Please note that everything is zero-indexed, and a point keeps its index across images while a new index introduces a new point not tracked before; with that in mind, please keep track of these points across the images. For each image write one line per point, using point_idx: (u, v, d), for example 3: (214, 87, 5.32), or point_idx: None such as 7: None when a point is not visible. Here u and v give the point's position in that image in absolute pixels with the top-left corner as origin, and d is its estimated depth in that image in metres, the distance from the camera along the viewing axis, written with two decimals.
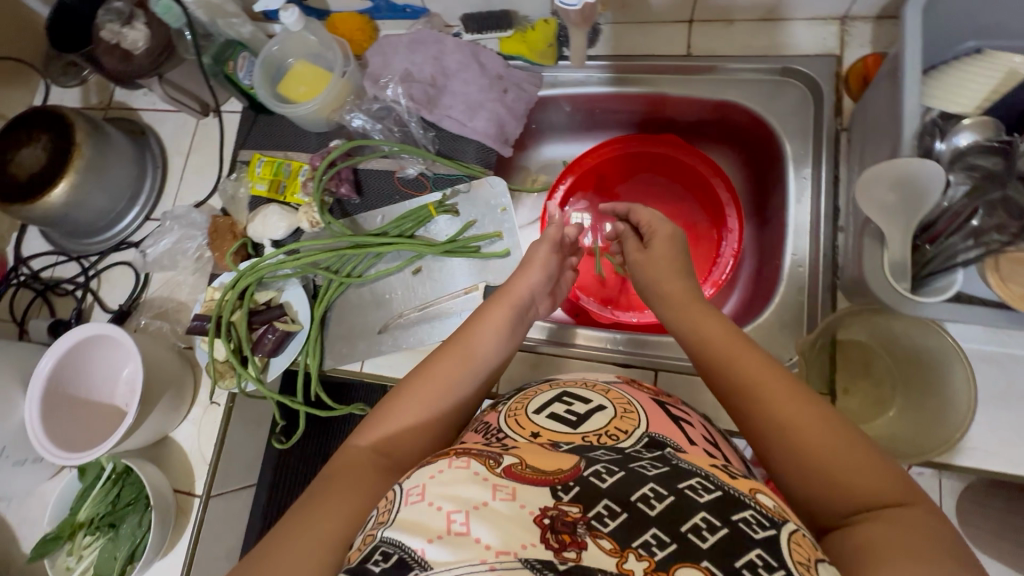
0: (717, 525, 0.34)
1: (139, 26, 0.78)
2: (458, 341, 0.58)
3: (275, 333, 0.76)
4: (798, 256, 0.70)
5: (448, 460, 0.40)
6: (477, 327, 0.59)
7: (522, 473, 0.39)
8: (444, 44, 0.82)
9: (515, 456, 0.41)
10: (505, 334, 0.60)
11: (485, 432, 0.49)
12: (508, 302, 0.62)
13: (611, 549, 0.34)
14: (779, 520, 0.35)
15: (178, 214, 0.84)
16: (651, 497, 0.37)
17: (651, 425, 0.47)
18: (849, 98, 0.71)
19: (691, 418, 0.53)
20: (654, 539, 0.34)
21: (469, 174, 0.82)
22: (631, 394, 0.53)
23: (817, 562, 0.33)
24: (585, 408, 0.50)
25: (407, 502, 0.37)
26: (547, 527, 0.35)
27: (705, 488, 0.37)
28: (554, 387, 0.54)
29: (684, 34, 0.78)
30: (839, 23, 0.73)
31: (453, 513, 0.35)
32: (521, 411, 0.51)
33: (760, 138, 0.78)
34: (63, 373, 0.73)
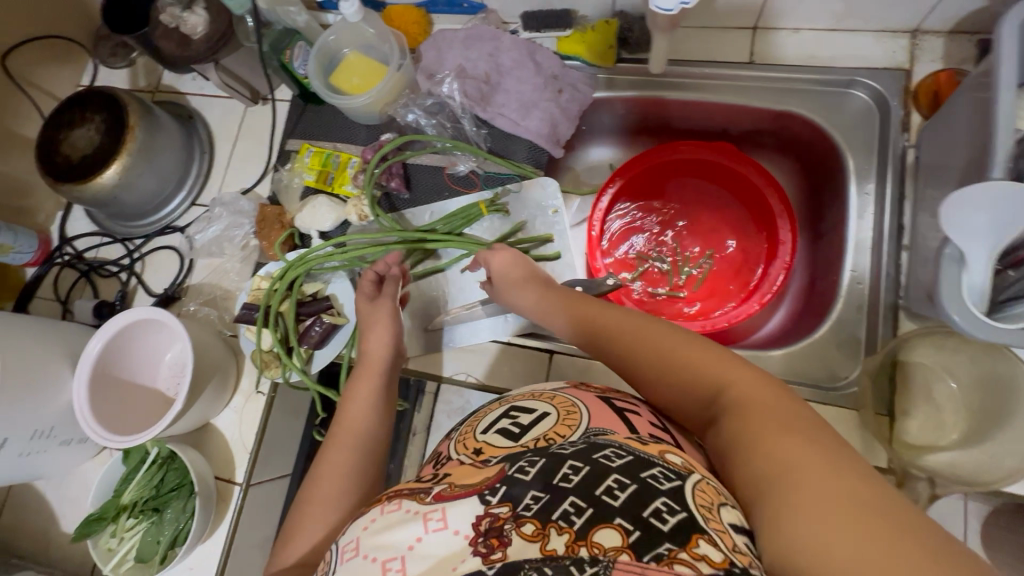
0: (627, 483, 0.38)
1: (199, 11, 0.77)
2: (339, 427, 0.61)
3: (322, 325, 0.76)
4: (857, 272, 0.70)
5: (381, 506, 0.42)
6: (351, 402, 0.63)
7: (452, 495, 0.40)
8: (500, 41, 0.81)
9: (443, 482, 0.43)
10: (377, 399, 0.64)
11: (435, 462, 0.50)
12: (374, 371, 0.67)
13: (533, 532, 0.37)
14: (685, 473, 0.40)
15: (226, 202, 0.85)
16: (569, 472, 0.40)
17: (592, 420, 0.47)
18: (918, 114, 0.70)
19: (638, 408, 0.51)
20: (572, 508, 0.38)
21: (520, 173, 0.81)
22: (576, 394, 0.52)
23: (720, 504, 0.37)
24: (530, 418, 0.49)
25: (343, 561, 0.39)
26: (479, 533, 0.37)
27: (618, 455, 0.41)
28: (503, 404, 0.54)
29: (747, 41, 0.77)
30: (910, 36, 0.72)
31: (389, 561, 0.37)
32: (469, 436, 0.50)
33: (820, 150, 0.77)
34: (111, 355, 0.74)
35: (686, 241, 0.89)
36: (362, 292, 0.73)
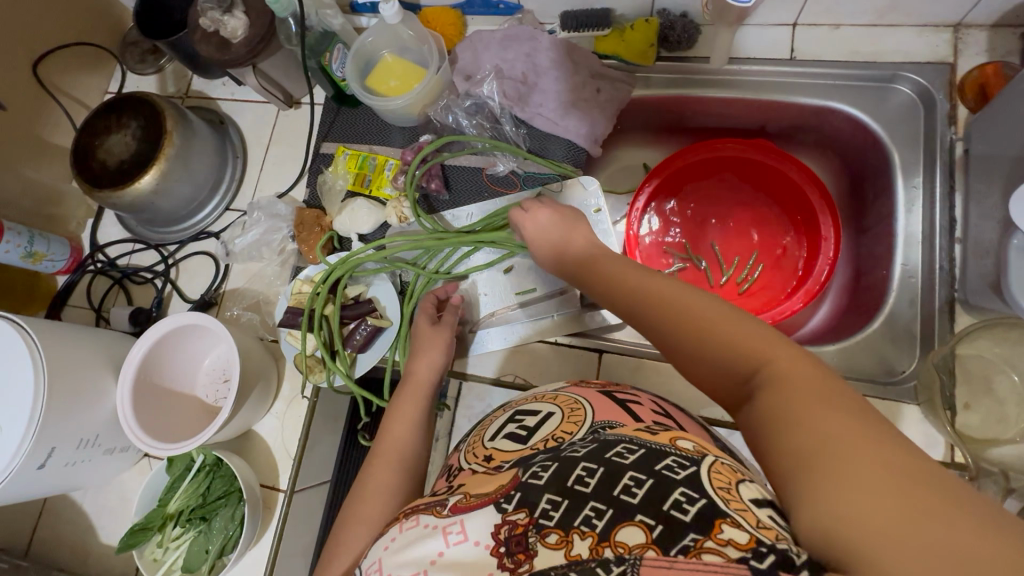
0: (644, 479, 0.37)
1: (239, 14, 0.76)
2: (380, 449, 0.60)
3: (366, 329, 0.75)
4: (909, 266, 0.69)
5: (398, 526, 0.41)
6: (393, 426, 0.62)
7: (467, 506, 0.40)
8: (538, 41, 0.81)
9: (460, 493, 0.42)
10: (420, 420, 0.63)
11: (448, 474, 0.52)
12: (419, 393, 0.66)
13: (557, 541, 0.35)
14: (698, 458, 0.39)
15: (263, 205, 0.84)
16: (585, 475, 0.38)
17: (596, 415, 0.49)
18: (964, 107, 0.70)
19: (640, 398, 0.55)
20: (592, 512, 0.36)
21: (560, 173, 0.80)
22: (578, 393, 0.54)
23: (737, 484, 0.37)
24: (535, 421, 0.52)
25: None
26: (503, 553, 0.35)
27: (630, 451, 0.40)
28: (507, 411, 0.57)
29: (787, 37, 0.77)
30: (952, 30, 0.72)
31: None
32: (477, 444, 0.53)
33: (862, 145, 0.77)
34: (152, 362, 0.73)
35: (725, 239, 0.89)
36: (424, 317, 0.73)
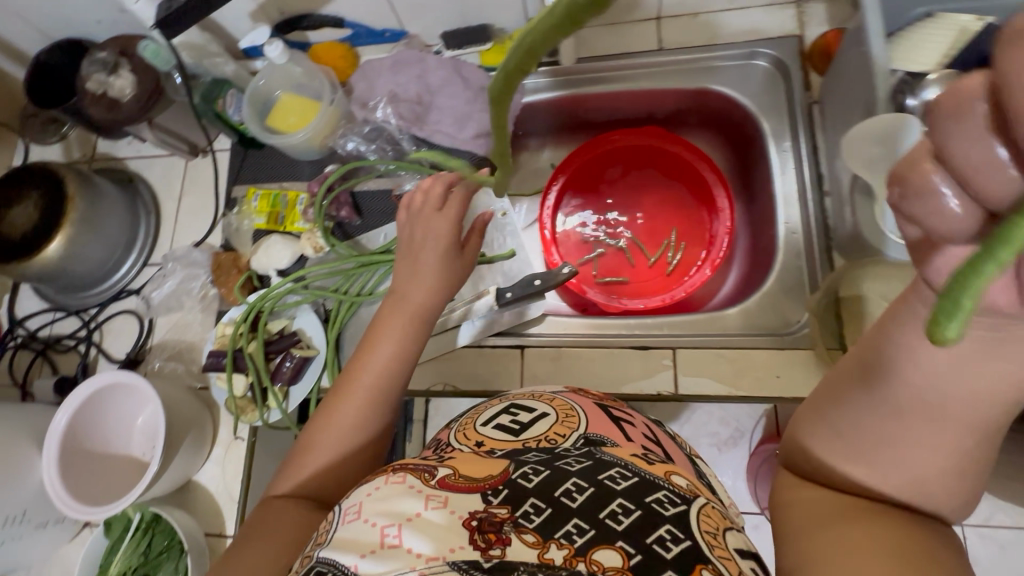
0: (631, 508, 0.41)
1: (125, 74, 0.79)
2: (352, 375, 0.58)
3: (293, 360, 0.76)
4: (791, 224, 0.73)
5: (384, 477, 0.43)
6: (376, 348, 0.58)
7: (455, 484, 0.42)
8: (426, 63, 0.84)
9: (448, 468, 0.45)
10: (400, 356, 0.59)
11: (435, 448, 0.54)
12: (408, 320, 0.61)
13: (533, 541, 0.38)
14: (690, 497, 0.43)
15: (178, 255, 0.85)
16: (573, 490, 0.42)
17: (589, 426, 0.53)
18: (815, 73, 0.77)
19: (633, 418, 0.57)
20: (575, 528, 0.39)
21: (466, 183, 0.84)
22: (574, 399, 0.57)
23: (721, 529, 0.42)
24: (529, 417, 0.55)
25: (344, 522, 0.40)
26: (476, 529, 0.38)
27: (622, 476, 0.44)
28: (504, 400, 0.59)
29: (653, 30, 0.83)
30: (795, 5, 0.79)
31: (386, 528, 0.38)
32: (469, 425, 0.56)
33: (736, 120, 0.83)
34: (79, 427, 0.72)
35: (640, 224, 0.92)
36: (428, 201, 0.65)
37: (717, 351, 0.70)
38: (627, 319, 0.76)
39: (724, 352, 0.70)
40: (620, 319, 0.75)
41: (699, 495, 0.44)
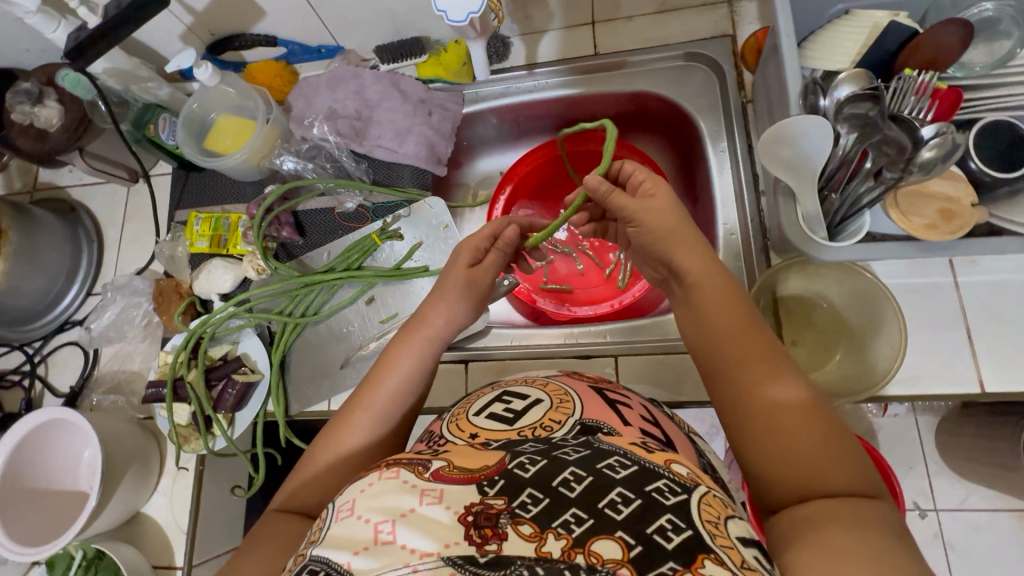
0: (632, 498, 0.35)
1: (52, 103, 0.79)
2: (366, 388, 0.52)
3: (235, 388, 0.75)
4: (729, 226, 0.73)
5: (379, 472, 0.38)
6: (392, 363, 0.53)
7: (450, 476, 0.37)
8: (362, 78, 0.83)
9: (444, 459, 0.39)
10: (417, 369, 0.53)
11: (428, 440, 0.48)
12: (426, 337, 0.55)
13: (530, 533, 0.33)
14: (690, 485, 0.37)
15: (119, 284, 0.84)
16: (571, 479, 0.36)
17: (585, 411, 0.47)
18: (748, 71, 0.76)
19: (630, 401, 0.53)
20: (572, 518, 0.34)
21: (408, 199, 0.83)
22: (568, 384, 0.53)
23: (724, 519, 0.35)
24: (522, 404, 0.50)
25: (337, 519, 0.35)
26: (471, 523, 0.33)
27: (622, 465, 0.37)
28: (496, 389, 0.54)
29: (589, 35, 0.82)
30: (728, 5, 0.78)
31: (380, 524, 0.33)
32: (461, 416, 0.50)
33: (676, 121, 0.82)
34: (19, 466, 0.70)
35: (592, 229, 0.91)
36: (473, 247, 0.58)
37: (658, 358, 0.70)
38: (569, 328, 0.76)
39: (666, 358, 0.70)
40: (562, 329, 0.76)
41: (700, 484, 0.37)
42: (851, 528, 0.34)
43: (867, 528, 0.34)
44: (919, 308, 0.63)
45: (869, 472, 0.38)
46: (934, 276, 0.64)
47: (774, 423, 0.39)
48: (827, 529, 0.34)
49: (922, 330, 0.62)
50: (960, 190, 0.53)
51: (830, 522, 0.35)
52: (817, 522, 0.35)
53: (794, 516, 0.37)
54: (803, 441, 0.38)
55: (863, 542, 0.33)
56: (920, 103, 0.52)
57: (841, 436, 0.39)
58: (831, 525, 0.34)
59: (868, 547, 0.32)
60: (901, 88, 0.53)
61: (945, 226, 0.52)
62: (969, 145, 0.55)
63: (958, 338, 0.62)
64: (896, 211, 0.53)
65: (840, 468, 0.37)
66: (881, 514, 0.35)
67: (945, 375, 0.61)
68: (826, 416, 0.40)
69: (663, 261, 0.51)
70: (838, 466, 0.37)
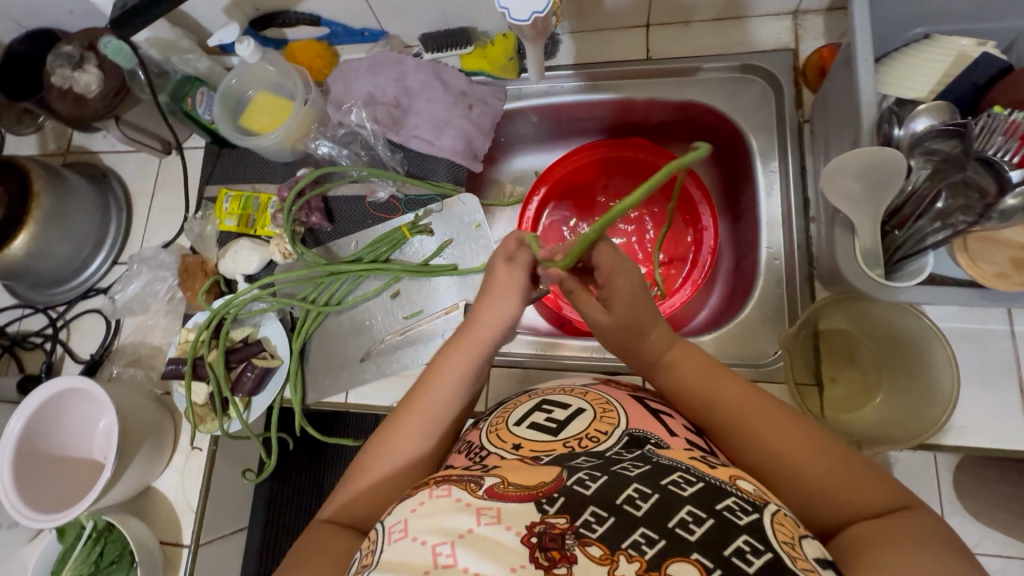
0: (703, 517, 0.33)
1: (92, 69, 0.79)
2: (413, 397, 0.51)
3: (254, 370, 0.74)
4: (773, 249, 0.71)
5: (428, 490, 0.37)
6: (439, 374, 0.51)
7: (505, 495, 0.35)
8: (405, 65, 0.81)
9: (496, 476, 0.38)
10: (466, 379, 0.51)
11: (467, 452, 0.47)
12: (473, 346, 0.53)
13: (601, 556, 0.31)
14: (760, 503, 0.35)
15: (145, 256, 0.83)
16: (636, 497, 0.35)
17: (631, 421, 0.45)
18: (809, 90, 0.73)
19: (672, 408, 0.50)
20: (642, 538, 0.32)
21: (441, 193, 0.81)
22: (609, 392, 0.50)
23: (801, 539, 0.33)
24: (565, 414, 0.48)
25: (390, 542, 0.34)
26: (536, 545, 0.32)
27: (688, 481, 0.36)
28: (534, 397, 0.52)
29: (642, 38, 0.79)
30: (792, 17, 0.74)
31: (439, 546, 0.32)
32: (500, 426, 0.48)
33: (726, 135, 0.79)
34: (35, 431, 0.70)
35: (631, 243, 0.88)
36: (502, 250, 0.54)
37: None
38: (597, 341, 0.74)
39: None
40: (590, 341, 0.73)
41: (770, 501, 0.36)
42: (896, 545, 0.33)
43: (911, 541, 0.33)
44: (971, 356, 0.60)
45: (892, 482, 0.38)
46: (988, 323, 0.61)
47: (779, 462, 0.40)
48: (875, 550, 0.34)
49: (973, 381, 0.59)
50: None
51: (875, 543, 0.34)
52: (863, 545, 0.35)
53: (840, 543, 0.36)
54: (815, 470, 0.39)
55: (912, 559, 0.32)
56: (1008, 145, 0.48)
57: (848, 455, 0.39)
58: (877, 544, 0.34)
59: (918, 563, 0.32)
60: (989, 126, 0.49)
61: (1017, 275, 0.48)
62: None
63: (1009, 391, 0.59)
64: (965, 257, 0.50)
65: (860, 487, 0.38)
66: (920, 524, 0.35)
67: (992, 430, 0.58)
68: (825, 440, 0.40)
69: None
70: (858, 485, 0.38)
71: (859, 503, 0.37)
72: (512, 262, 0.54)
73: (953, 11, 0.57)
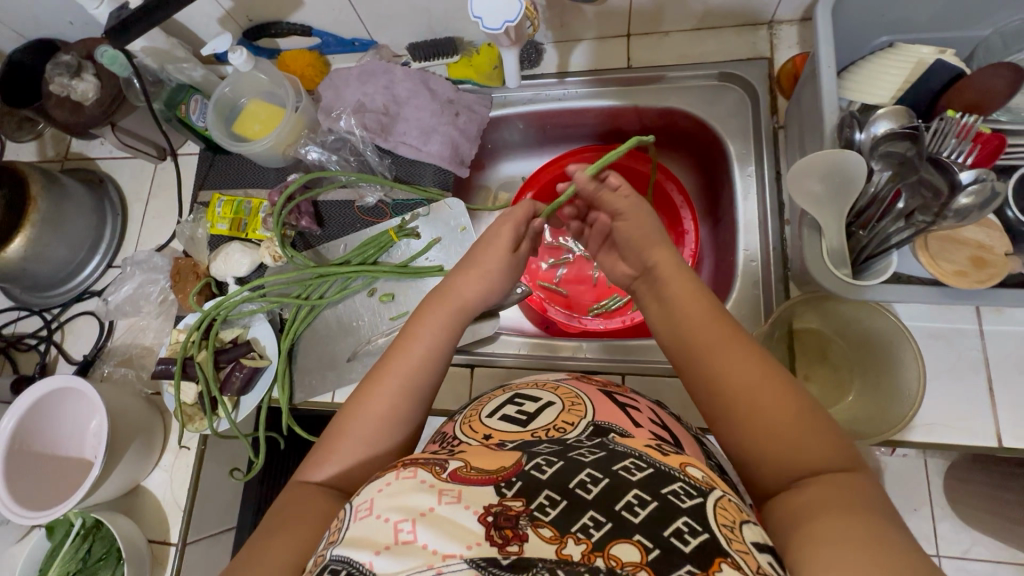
0: (648, 500, 0.35)
1: (89, 78, 0.81)
2: (392, 358, 0.53)
3: (242, 371, 0.75)
4: (750, 251, 0.72)
5: (395, 472, 0.38)
6: (417, 335, 0.54)
7: (467, 477, 0.37)
8: (393, 74, 0.83)
9: (460, 459, 0.40)
10: (443, 341, 0.54)
11: (441, 441, 0.48)
12: (450, 308, 0.56)
13: (551, 536, 0.33)
14: (706, 489, 0.36)
15: (139, 259, 0.85)
16: (587, 481, 0.37)
17: (597, 414, 0.47)
18: (783, 97, 0.75)
19: (638, 403, 0.53)
20: (591, 521, 0.34)
21: (428, 197, 0.83)
22: (578, 386, 0.53)
23: (741, 523, 0.34)
24: (535, 407, 0.50)
25: (356, 519, 0.35)
26: (491, 525, 0.34)
27: (637, 467, 0.38)
28: (505, 392, 0.54)
29: (623, 48, 0.81)
30: (767, 27, 0.77)
31: (401, 523, 0.34)
32: (474, 418, 0.50)
33: (705, 140, 0.81)
34: (27, 431, 0.72)
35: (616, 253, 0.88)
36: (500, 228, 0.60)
37: (666, 380, 0.70)
38: (578, 342, 0.75)
39: (674, 380, 0.69)
40: (571, 342, 0.75)
41: (716, 487, 0.37)
42: (841, 512, 0.35)
43: (856, 508, 0.35)
44: (942, 354, 0.61)
45: (846, 444, 0.40)
46: (958, 322, 0.62)
47: (752, 410, 0.41)
48: (821, 518, 0.35)
49: (943, 378, 0.61)
50: (994, 239, 0.52)
51: (823, 508, 0.35)
52: (813, 509, 0.36)
53: (788, 500, 0.38)
54: (781, 420, 0.40)
55: (856, 526, 0.33)
56: (961, 147, 0.52)
57: (815, 410, 0.41)
58: (822, 511, 0.35)
59: (862, 530, 0.33)
60: (943, 130, 0.52)
61: (976, 273, 0.51)
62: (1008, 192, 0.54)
63: (978, 388, 0.60)
64: (926, 254, 0.52)
65: (819, 444, 0.39)
66: (867, 490, 0.37)
67: (962, 426, 0.59)
68: (796, 390, 0.42)
69: (637, 259, 0.57)
70: (816, 442, 0.39)
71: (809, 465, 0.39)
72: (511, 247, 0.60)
73: (915, 20, 0.59)
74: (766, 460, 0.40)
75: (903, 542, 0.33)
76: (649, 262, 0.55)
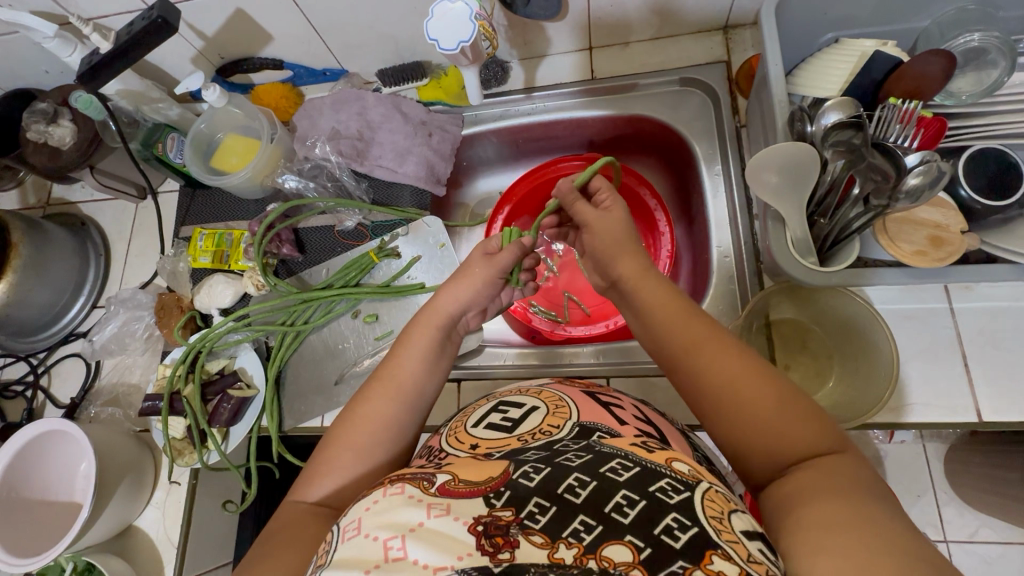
0: (637, 499, 0.35)
1: (65, 123, 0.83)
2: (384, 372, 0.54)
3: (230, 402, 0.76)
4: (723, 248, 0.75)
5: (382, 489, 0.38)
6: (405, 351, 0.55)
7: (456, 491, 0.37)
8: (365, 100, 0.85)
9: (448, 472, 0.40)
10: (432, 356, 0.55)
11: (428, 455, 0.49)
12: (432, 322, 0.57)
13: (542, 542, 0.33)
14: (693, 482, 0.38)
15: (123, 297, 0.86)
16: (576, 485, 0.37)
17: (582, 415, 0.48)
18: (742, 97, 0.77)
19: (621, 402, 0.54)
20: (581, 525, 0.34)
21: (406, 217, 0.84)
22: (562, 390, 0.53)
23: (728, 514, 0.35)
24: (519, 412, 0.50)
25: (344, 540, 0.35)
26: (482, 533, 0.33)
27: (625, 467, 0.38)
28: (491, 400, 0.55)
29: (587, 60, 0.83)
30: (723, 32, 0.79)
31: (390, 540, 0.33)
32: (459, 429, 0.51)
33: (673, 144, 0.83)
34: (15, 479, 0.71)
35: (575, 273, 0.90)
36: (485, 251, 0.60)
37: (651, 380, 0.70)
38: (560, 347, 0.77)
39: (659, 380, 0.70)
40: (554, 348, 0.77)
41: (703, 480, 0.38)
42: (828, 496, 0.35)
43: (845, 491, 0.35)
44: (917, 334, 0.62)
45: (830, 427, 0.40)
46: (929, 302, 0.64)
47: (733, 398, 0.42)
48: (809, 502, 0.35)
49: (921, 359, 0.62)
50: (949, 218, 0.55)
51: (813, 493, 0.36)
52: (803, 497, 0.36)
53: (780, 488, 0.38)
54: (766, 410, 0.40)
55: (844, 509, 0.34)
56: (906, 131, 0.54)
57: (795, 392, 0.41)
58: (811, 499, 0.36)
59: (849, 512, 0.33)
60: (886, 117, 0.56)
61: (934, 253, 0.53)
62: (958, 172, 0.57)
63: (954, 364, 0.61)
64: (885, 237, 0.55)
65: (803, 431, 0.39)
66: (855, 472, 0.37)
67: (946, 403, 0.60)
68: (778, 379, 0.42)
69: (605, 269, 0.56)
70: (802, 428, 0.40)
71: (797, 452, 0.39)
72: (490, 257, 0.59)
73: (857, 17, 0.62)
74: (756, 450, 0.40)
75: (888, 518, 0.33)
76: (616, 275, 0.54)
